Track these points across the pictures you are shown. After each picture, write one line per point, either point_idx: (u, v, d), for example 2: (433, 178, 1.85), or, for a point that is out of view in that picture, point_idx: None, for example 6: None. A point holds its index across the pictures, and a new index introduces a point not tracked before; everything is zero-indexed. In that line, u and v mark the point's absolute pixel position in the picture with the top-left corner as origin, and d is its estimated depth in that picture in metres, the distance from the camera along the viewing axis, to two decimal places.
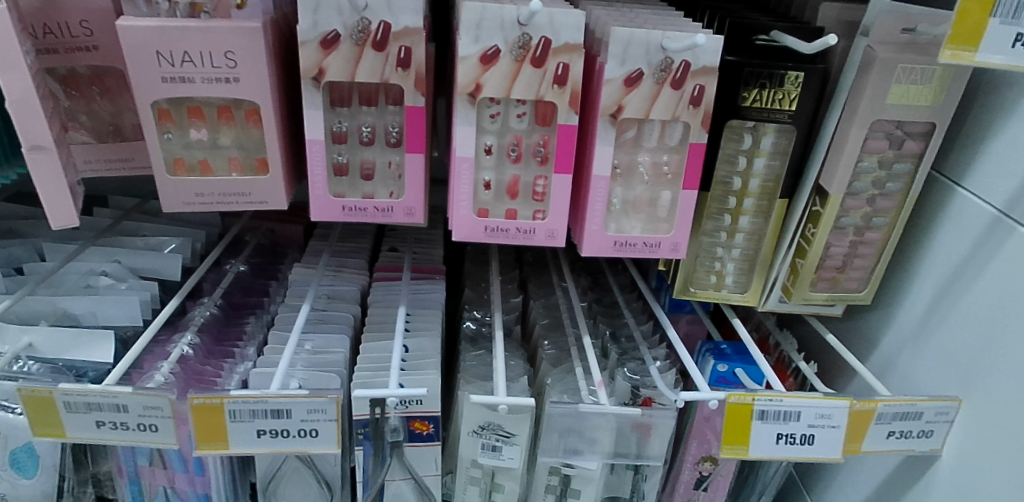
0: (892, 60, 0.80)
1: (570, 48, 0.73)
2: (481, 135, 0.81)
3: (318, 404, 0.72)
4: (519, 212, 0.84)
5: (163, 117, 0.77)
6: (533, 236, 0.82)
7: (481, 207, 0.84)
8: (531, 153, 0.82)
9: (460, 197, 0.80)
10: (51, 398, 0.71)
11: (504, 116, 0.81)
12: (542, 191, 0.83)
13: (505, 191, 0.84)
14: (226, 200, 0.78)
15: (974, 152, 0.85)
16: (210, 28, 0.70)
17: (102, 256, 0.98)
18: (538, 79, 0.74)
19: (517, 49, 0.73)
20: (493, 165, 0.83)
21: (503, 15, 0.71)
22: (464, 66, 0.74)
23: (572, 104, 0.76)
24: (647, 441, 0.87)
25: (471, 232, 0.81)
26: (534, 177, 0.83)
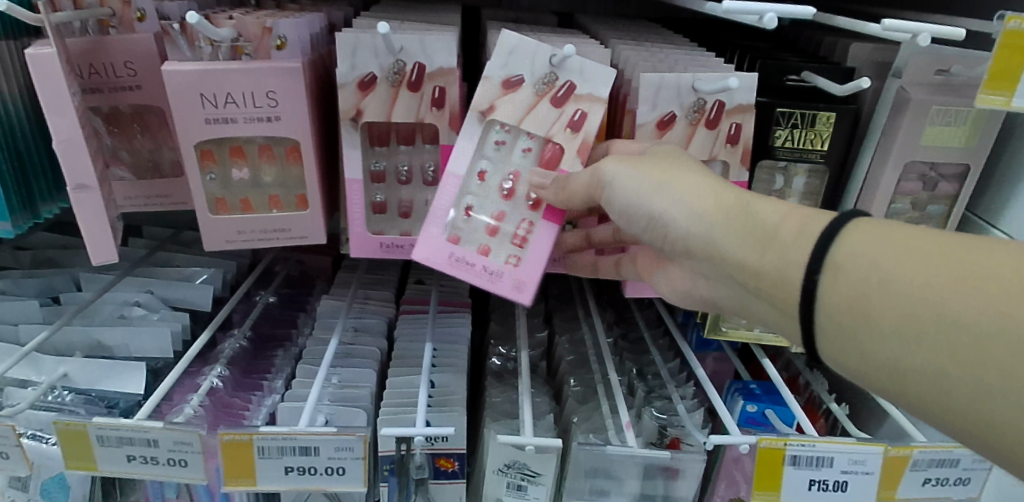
0: (926, 102, 0.79)
1: (593, 97, 0.74)
2: (478, 159, 0.78)
3: (346, 442, 0.71)
4: (491, 250, 0.77)
5: (205, 157, 0.78)
6: (500, 282, 0.76)
7: (455, 234, 0.77)
8: (525, 195, 0.78)
9: (436, 216, 0.75)
10: (85, 431, 0.71)
11: (509, 148, 0.79)
12: (524, 235, 0.76)
13: (482, 227, 0.77)
14: (267, 236, 0.80)
15: (1011, 194, 0.84)
16: (252, 70, 0.72)
17: (136, 287, 1.00)
18: (553, 117, 0.75)
19: (542, 85, 0.74)
20: (479, 193, 0.79)
21: (538, 50, 0.73)
22: (485, 86, 0.74)
23: (579, 152, 0.74)
24: (675, 483, 0.85)
25: (435, 258, 0.75)
26: (521, 217, 0.77)
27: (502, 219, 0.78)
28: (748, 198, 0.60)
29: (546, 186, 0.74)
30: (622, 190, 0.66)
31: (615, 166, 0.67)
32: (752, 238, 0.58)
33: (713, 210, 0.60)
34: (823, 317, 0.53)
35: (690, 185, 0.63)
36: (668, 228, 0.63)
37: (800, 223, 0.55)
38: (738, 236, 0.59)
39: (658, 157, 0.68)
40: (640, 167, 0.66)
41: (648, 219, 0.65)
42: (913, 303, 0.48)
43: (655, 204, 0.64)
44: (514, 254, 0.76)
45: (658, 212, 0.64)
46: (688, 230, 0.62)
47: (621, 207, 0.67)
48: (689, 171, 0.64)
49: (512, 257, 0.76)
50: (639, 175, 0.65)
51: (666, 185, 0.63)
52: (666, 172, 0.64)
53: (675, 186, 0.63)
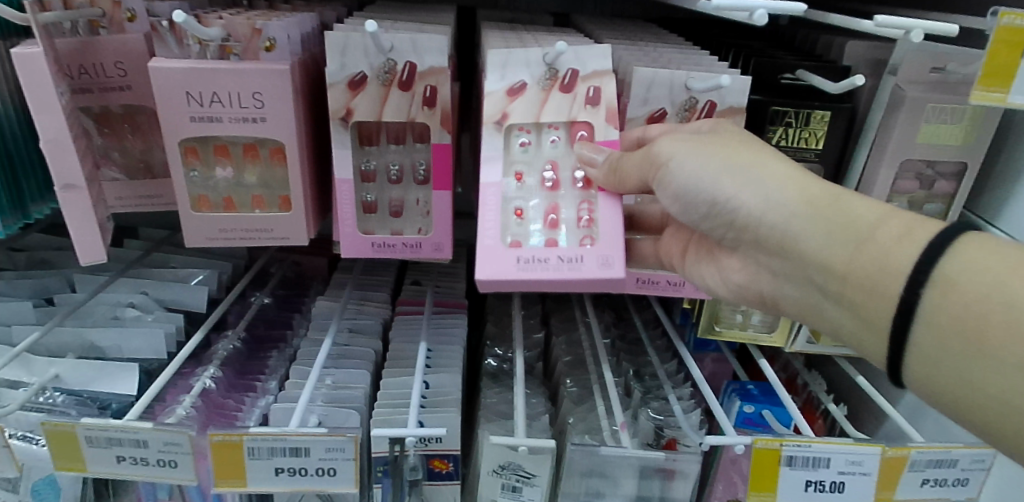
0: (922, 99, 0.78)
1: (599, 74, 0.72)
2: (508, 167, 0.74)
3: (337, 443, 0.71)
4: (559, 241, 0.69)
5: (190, 154, 0.78)
6: (583, 266, 0.66)
7: (512, 240, 0.69)
8: (570, 183, 0.73)
9: (485, 226, 0.68)
10: (74, 432, 0.71)
11: (536, 146, 0.75)
12: (588, 217, 0.70)
13: (540, 222, 0.71)
14: (247, 235, 0.80)
15: (1009, 192, 0.83)
16: (240, 69, 0.71)
17: (129, 288, 0.99)
18: (569, 102, 0.72)
19: (546, 80, 0.72)
20: (524, 194, 0.73)
21: (530, 53, 0.72)
22: (490, 100, 0.72)
23: (610, 121, 0.72)
24: (671, 484, 0.84)
25: (499, 267, 0.66)
26: (578, 201, 0.72)
27: (556, 209, 0.72)
28: (825, 189, 0.62)
29: (597, 165, 0.69)
30: (690, 171, 0.66)
31: (685, 146, 0.66)
32: (829, 228, 0.60)
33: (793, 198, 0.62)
34: (917, 327, 0.55)
35: (767, 171, 0.63)
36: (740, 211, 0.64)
37: (884, 219, 0.58)
38: (814, 226, 0.60)
39: (726, 137, 0.67)
40: (710, 148, 0.65)
41: (715, 202, 0.65)
42: (1016, 319, 0.50)
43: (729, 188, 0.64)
44: (588, 237, 0.69)
45: (732, 196, 0.64)
46: (763, 214, 0.63)
47: (687, 189, 0.66)
48: (762, 155, 0.65)
49: (587, 239, 0.68)
50: (710, 155, 0.65)
51: (742, 168, 0.64)
52: (740, 155, 0.64)
53: (750, 171, 0.63)
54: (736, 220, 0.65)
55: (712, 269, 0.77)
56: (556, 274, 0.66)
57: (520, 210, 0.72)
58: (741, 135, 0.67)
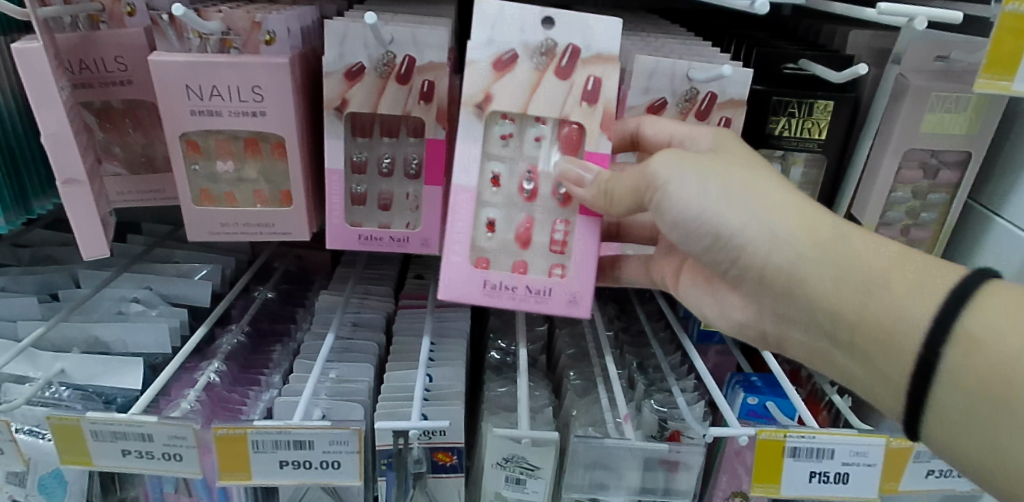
0: (926, 88, 0.77)
1: (603, 59, 0.72)
2: (488, 161, 0.78)
3: (341, 435, 0.71)
4: (529, 263, 0.79)
5: (190, 148, 0.79)
6: (549, 300, 0.75)
7: (481, 255, 0.79)
8: (549, 198, 0.78)
9: (453, 248, 0.74)
10: (79, 426, 0.71)
11: (518, 142, 0.78)
12: (562, 239, 0.78)
13: (512, 240, 0.79)
14: (249, 230, 0.80)
15: (1014, 181, 0.83)
16: (240, 63, 0.71)
17: (134, 283, 1.00)
18: (564, 91, 0.73)
19: (540, 57, 0.72)
20: (501, 203, 0.78)
21: (524, 18, 0.72)
22: (476, 71, 0.72)
23: (603, 125, 0.72)
24: (675, 475, 0.84)
25: (469, 290, 0.74)
26: (553, 219, 0.78)
27: (531, 226, 0.78)
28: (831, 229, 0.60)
29: (585, 184, 0.71)
30: (689, 201, 0.64)
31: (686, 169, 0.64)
32: (835, 275, 0.59)
33: (797, 237, 0.60)
34: (939, 386, 0.56)
35: (771, 204, 0.61)
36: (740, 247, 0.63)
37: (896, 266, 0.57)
38: (819, 270, 0.59)
39: (726, 158, 0.65)
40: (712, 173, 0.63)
41: (716, 236, 0.64)
42: None
43: (732, 222, 0.62)
44: (558, 263, 0.79)
45: (735, 232, 0.62)
46: (767, 254, 0.61)
47: (683, 219, 0.65)
48: (767, 183, 0.63)
49: (558, 267, 0.78)
50: (713, 184, 0.63)
51: (746, 202, 0.62)
52: (747, 186, 0.62)
53: (753, 207, 0.62)
54: (737, 256, 0.64)
55: (708, 293, 0.81)
56: (522, 302, 0.75)
57: (491, 223, 0.78)
58: (745, 154, 0.65)
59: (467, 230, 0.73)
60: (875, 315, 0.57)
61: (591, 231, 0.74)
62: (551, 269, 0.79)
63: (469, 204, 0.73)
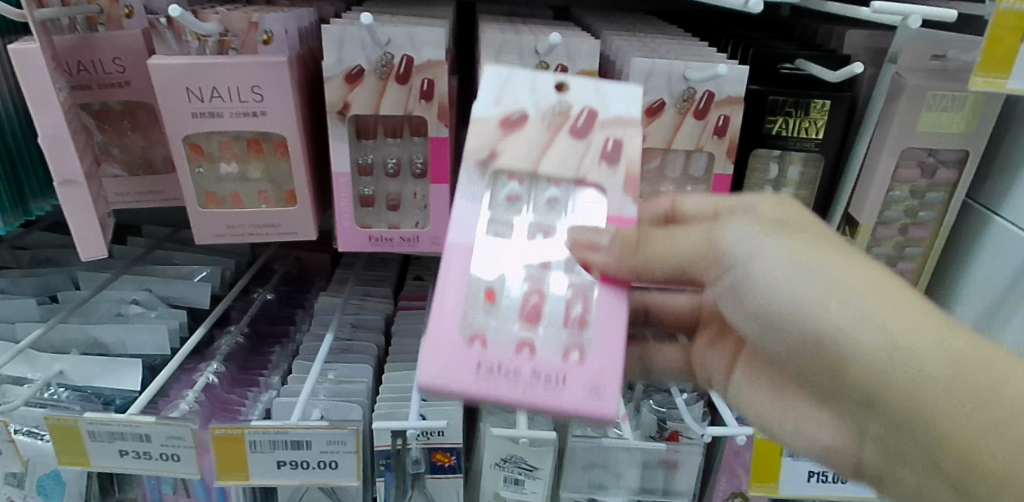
0: (922, 87, 0.77)
1: (621, 118, 0.63)
2: (491, 223, 0.62)
3: (338, 436, 0.71)
4: (535, 343, 0.59)
5: (194, 152, 0.78)
6: (566, 389, 0.57)
7: (473, 332, 0.58)
8: (563, 272, 0.61)
9: (447, 294, 0.59)
10: (76, 427, 0.72)
11: (523, 205, 0.62)
12: (580, 317, 0.60)
13: (516, 318, 0.60)
14: (257, 232, 0.80)
15: (1012, 179, 0.83)
16: (239, 64, 0.72)
17: (133, 285, 1.00)
18: (580, 151, 0.62)
19: (553, 116, 0.63)
20: (502, 278, 0.61)
21: (535, 81, 0.63)
22: (479, 128, 0.62)
23: (628, 189, 0.61)
24: (675, 475, 0.85)
25: (458, 371, 0.57)
26: (569, 296, 0.61)
27: (539, 308, 0.60)
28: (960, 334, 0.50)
29: (603, 248, 0.59)
30: (776, 288, 0.55)
31: (759, 237, 0.57)
32: (975, 377, 0.48)
33: (927, 343, 0.49)
34: None
35: (883, 297, 0.51)
36: (846, 352, 0.52)
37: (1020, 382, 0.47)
38: (958, 380, 0.48)
39: (805, 231, 0.58)
40: (806, 254, 0.55)
41: (818, 343, 0.54)
42: None
43: (839, 319, 0.52)
44: (574, 346, 0.59)
45: (840, 327, 0.52)
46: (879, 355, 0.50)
47: (773, 313, 0.56)
48: (869, 270, 0.53)
49: (575, 352, 0.58)
50: (811, 270, 0.54)
51: (857, 295, 0.52)
52: (848, 270, 0.53)
53: (866, 307, 0.51)
54: (837, 362, 0.53)
55: (777, 400, 0.70)
56: (525, 388, 0.57)
57: (489, 292, 0.60)
58: (817, 229, 0.59)
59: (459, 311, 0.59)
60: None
61: (615, 306, 0.60)
62: (566, 354, 0.58)
63: (461, 269, 0.59)
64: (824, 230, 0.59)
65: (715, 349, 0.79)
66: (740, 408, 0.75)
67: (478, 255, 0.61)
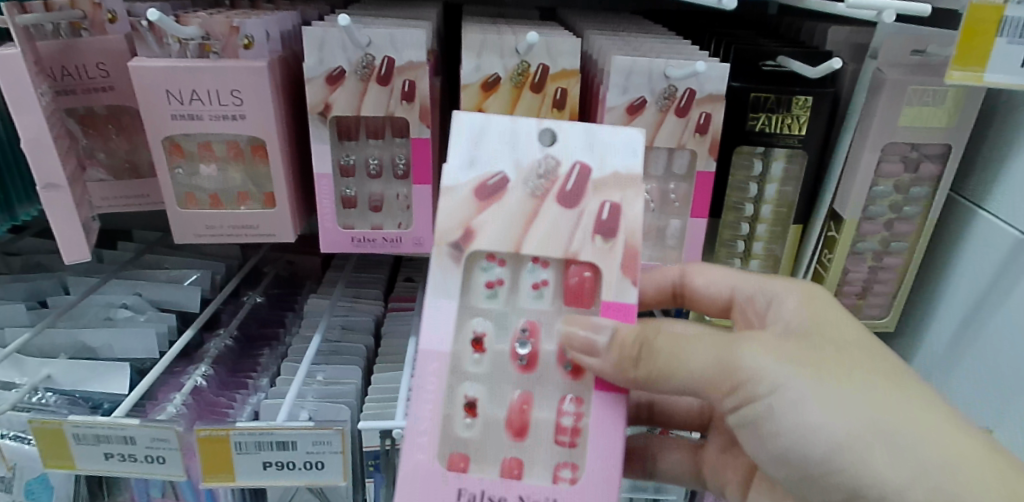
0: (902, 81, 0.78)
1: (567, 74, 0.74)
2: (468, 316, 0.67)
3: (324, 436, 0.72)
4: (527, 460, 0.65)
5: (174, 151, 0.79)
6: None
7: (457, 451, 0.64)
8: (555, 368, 0.65)
9: (426, 393, 0.61)
10: (61, 430, 0.72)
11: (511, 288, 0.67)
12: (572, 428, 0.64)
13: (503, 426, 0.65)
14: (234, 233, 0.81)
15: (995, 173, 0.84)
16: (218, 67, 0.72)
17: (125, 288, 1.00)
18: (570, 222, 0.61)
19: (517, 76, 0.74)
20: (486, 375, 0.67)
21: (514, 136, 0.61)
22: (454, 201, 0.60)
23: (619, 268, 0.60)
24: (665, 473, 0.89)
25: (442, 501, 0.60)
26: (559, 397, 0.65)
27: (526, 406, 0.65)
28: (972, 441, 0.55)
29: (599, 351, 0.58)
30: (816, 428, 0.55)
31: (793, 380, 0.55)
32: (991, 487, 0.52)
33: (950, 462, 0.53)
34: None
35: (909, 417, 0.54)
36: (891, 493, 0.54)
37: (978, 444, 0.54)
38: (988, 491, 0.52)
39: (826, 351, 0.58)
40: (832, 389, 0.55)
41: (857, 495, 0.55)
42: None
43: (881, 470, 0.54)
44: (566, 462, 0.64)
45: (895, 481, 0.53)
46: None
47: (797, 458, 0.57)
48: (894, 393, 0.55)
49: (567, 470, 0.63)
50: (840, 401, 0.54)
51: (891, 430, 0.54)
52: (878, 392, 0.55)
53: (902, 438, 0.54)
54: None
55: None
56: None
57: (472, 404, 0.66)
58: (841, 337, 0.60)
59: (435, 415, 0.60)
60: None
61: (612, 412, 0.60)
62: (556, 470, 0.63)
63: (438, 378, 0.61)
64: (808, 337, 0.60)
65: (731, 455, 0.77)
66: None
67: (462, 354, 0.66)
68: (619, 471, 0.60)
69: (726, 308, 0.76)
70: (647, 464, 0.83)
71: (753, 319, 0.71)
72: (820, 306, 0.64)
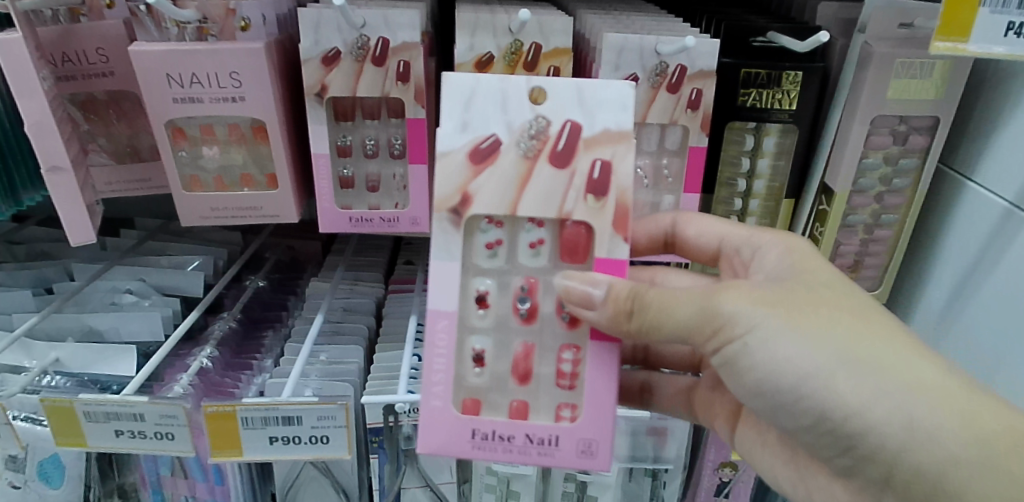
0: (889, 54, 0.79)
1: (560, 51, 0.76)
2: (471, 277, 0.71)
3: (328, 411, 0.74)
4: (532, 403, 0.70)
5: (177, 136, 0.81)
6: (558, 450, 0.65)
7: (472, 395, 0.71)
8: (554, 319, 0.70)
9: (437, 348, 0.65)
10: (72, 407, 0.75)
11: (509, 246, 0.70)
12: (572, 372, 0.69)
13: (509, 374, 0.71)
14: (239, 214, 0.82)
15: (983, 144, 0.85)
16: (217, 50, 0.73)
17: (127, 275, 1.02)
18: (562, 182, 0.62)
19: (510, 55, 0.75)
20: (491, 328, 0.71)
21: (506, 95, 0.62)
22: (449, 165, 0.62)
23: (612, 225, 0.62)
24: (664, 445, 0.91)
25: (455, 444, 0.66)
26: (560, 346, 0.70)
27: (530, 355, 0.71)
28: (935, 368, 0.57)
29: (595, 304, 0.61)
30: (793, 364, 0.57)
31: (769, 322, 0.57)
32: (948, 412, 0.56)
33: (912, 387, 0.56)
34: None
35: (879, 350, 0.57)
36: (853, 413, 0.57)
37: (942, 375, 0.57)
38: (943, 412, 0.56)
39: (803, 293, 0.60)
40: (807, 327, 0.57)
41: (823, 416, 0.59)
42: None
43: (846, 394, 0.57)
44: (566, 402, 0.70)
45: (858, 403, 0.57)
46: (897, 437, 0.57)
47: (770, 387, 0.60)
48: (865, 328, 0.58)
49: (567, 409, 0.69)
50: (813, 338, 0.57)
51: (860, 361, 0.56)
52: (851, 329, 0.57)
53: (870, 368, 0.56)
54: (851, 441, 0.59)
55: (787, 462, 0.74)
56: (521, 454, 0.66)
57: (480, 356, 0.71)
58: (819, 280, 0.62)
59: (449, 367, 0.65)
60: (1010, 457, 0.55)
61: (607, 360, 0.64)
62: (558, 410, 0.69)
63: (447, 335, 0.64)
64: (792, 282, 0.61)
65: (721, 393, 0.82)
66: (748, 457, 0.78)
67: (467, 309, 0.71)
68: (615, 409, 0.65)
69: (715, 257, 0.79)
70: (643, 398, 0.87)
71: (739, 269, 0.75)
72: (807, 254, 0.66)
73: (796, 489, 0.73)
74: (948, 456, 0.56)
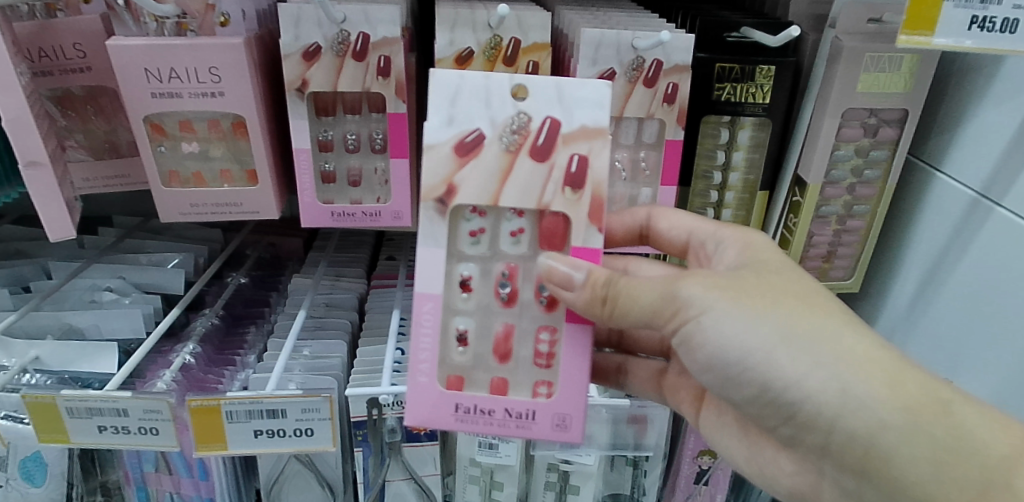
0: (860, 49, 0.81)
1: (539, 46, 0.77)
2: (458, 261, 0.72)
3: (312, 403, 0.74)
4: (511, 380, 0.72)
5: (156, 130, 0.81)
6: (536, 423, 0.67)
7: (455, 372, 0.72)
8: (533, 302, 0.71)
9: (425, 333, 0.66)
10: (54, 404, 0.74)
11: (492, 234, 0.71)
12: (549, 351, 0.71)
13: (490, 353, 0.73)
14: (218, 210, 0.82)
15: (950, 137, 0.87)
16: (194, 44, 0.73)
17: (107, 272, 1.01)
18: (541, 175, 0.63)
19: (490, 50, 0.76)
20: (474, 311, 0.73)
21: (488, 91, 0.63)
22: (434, 159, 0.63)
23: (590, 217, 0.64)
24: (644, 433, 0.93)
25: (435, 416, 0.67)
26: (537, 328, 0.71)
27: (510, 336, 0.72)
28: (871, 346, 0.60)
29: (575, 285, 0.62)
30: (743, 342, 0.60)
31: (721, 303, 0.60)
32: (882, 385, 0.59)
33: (847, 361, 0.59)
34: (930, 469, 0.58)
35: (822, 330, 0.60)
36: (792, 384, 0.60)
37: (878, 351, 0.60)
38: (876, 383, 0.59)
39: (754, 279, 0.62)
40: (754, 309, 0.60)
41: (766, 387, 0.62)
42: (992, 452, 0.57)
43: (785, 368, 0.60)
44: (544, 380, 0.71)
45: (795, 376, 0.60)
46: (832, 405, 0.59)
47: (720, 362, 0.63)
48: (807, 309, 0.60)
49: (544, 386, 0.71)
50: (758, 319, 0.60)
51: (799, 338, 0.59)
52: (793, 309, 0.60)
53: (809, 345, 0.59)
54: (791, 409, 0.63)
55: (741, 442, 0.78)
56: (500, 427, 0.67)
57: (464, 336, 0.72)
58: (772, 266, 0.64)
59: (434, 348, 0.66)
60: (934, 423, 0.58)
61: (579, 341, 0.66)
62: (536, 387, 0.71)
63: (434, 316, 0.65)
64: (749, 269, 0.64)
65: (688, 379, 0.84)
66: (708, 438, 0.82)
67: (452, 294, 0.72)
68: (589, 385, 0.66)
69: (685, 253, 0.80)
70: (621, 380, 0.89)
71: (704, 263, 0.77)
72: (767, 245, 0.69)
73: (750, 466, 0.77)
74: (877, 423, 0.59)
